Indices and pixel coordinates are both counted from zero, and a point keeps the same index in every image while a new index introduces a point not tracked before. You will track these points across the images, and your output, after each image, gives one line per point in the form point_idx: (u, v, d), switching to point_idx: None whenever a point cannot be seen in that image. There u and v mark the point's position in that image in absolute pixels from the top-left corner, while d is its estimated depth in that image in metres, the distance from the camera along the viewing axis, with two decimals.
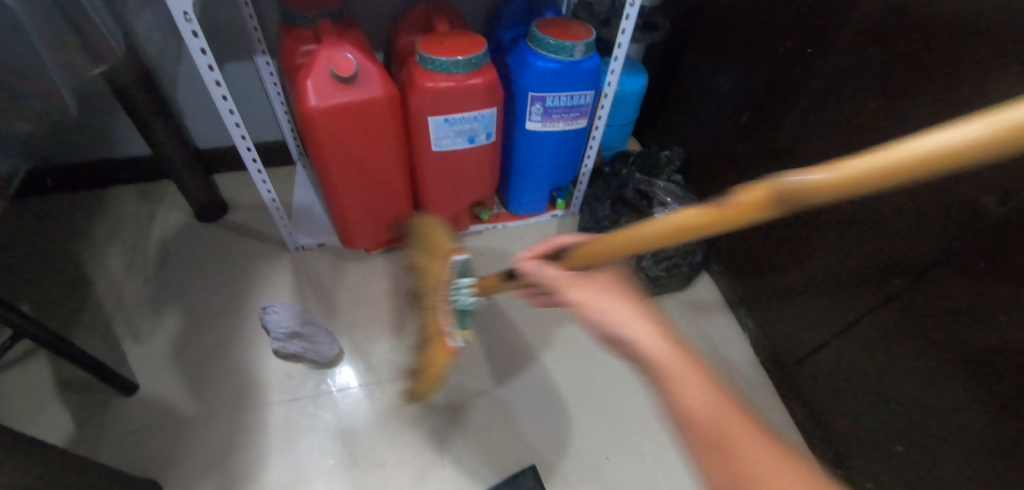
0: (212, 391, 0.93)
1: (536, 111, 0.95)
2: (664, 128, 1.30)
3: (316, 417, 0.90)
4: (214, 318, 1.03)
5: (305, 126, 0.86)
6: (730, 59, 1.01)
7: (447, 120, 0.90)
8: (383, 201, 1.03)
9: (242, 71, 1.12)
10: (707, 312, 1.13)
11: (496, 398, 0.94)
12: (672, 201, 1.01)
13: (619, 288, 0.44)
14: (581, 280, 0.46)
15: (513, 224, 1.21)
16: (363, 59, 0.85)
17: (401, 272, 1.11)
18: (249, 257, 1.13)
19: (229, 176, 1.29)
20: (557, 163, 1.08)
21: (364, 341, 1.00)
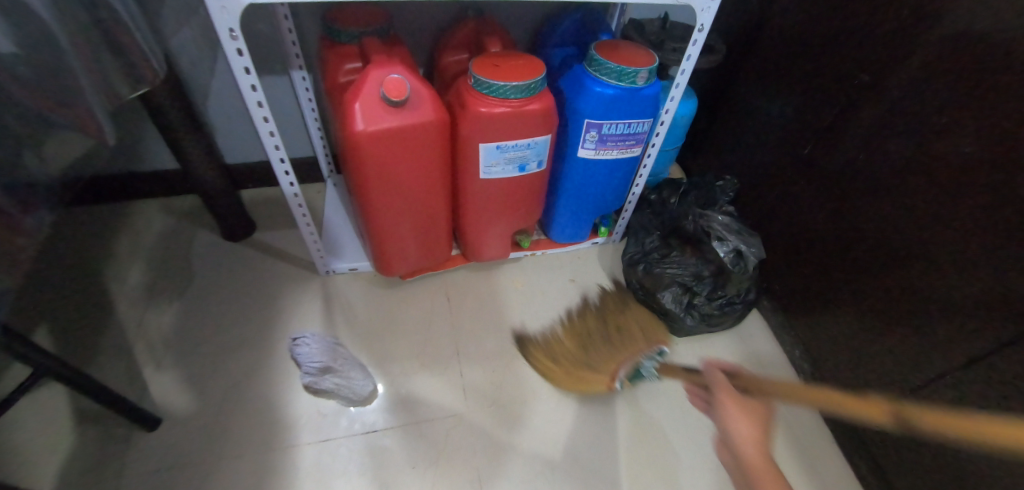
0: (238, 427, 0.88)
1: (591, 139, 0.90)
2: (711, 154, 1.25)
3: (349, 461, 0.84)
4: (241, 347, 0.97)
5: (349, 151, 0.81)
6: (794, 88, 0.95)
7: (498, 147, 0.85)
8: (423, 228, 0.97)
9: (276, 85, 1.07)
10: (760, 352, 1.06)
11: (541, 444, 0.87)
12: (732, 236, 0.94)
13: (750, 419, 0.51)
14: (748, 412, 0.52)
15: (553, 251, 1.15)
16: (413, 82, 0.80)
17: (437, 300, 1.06)
18: (277, 280, 1.08)
19: (257, 192, 1.25)
20: (607, 192, 1.02)
21: (399, 377, 0.94)
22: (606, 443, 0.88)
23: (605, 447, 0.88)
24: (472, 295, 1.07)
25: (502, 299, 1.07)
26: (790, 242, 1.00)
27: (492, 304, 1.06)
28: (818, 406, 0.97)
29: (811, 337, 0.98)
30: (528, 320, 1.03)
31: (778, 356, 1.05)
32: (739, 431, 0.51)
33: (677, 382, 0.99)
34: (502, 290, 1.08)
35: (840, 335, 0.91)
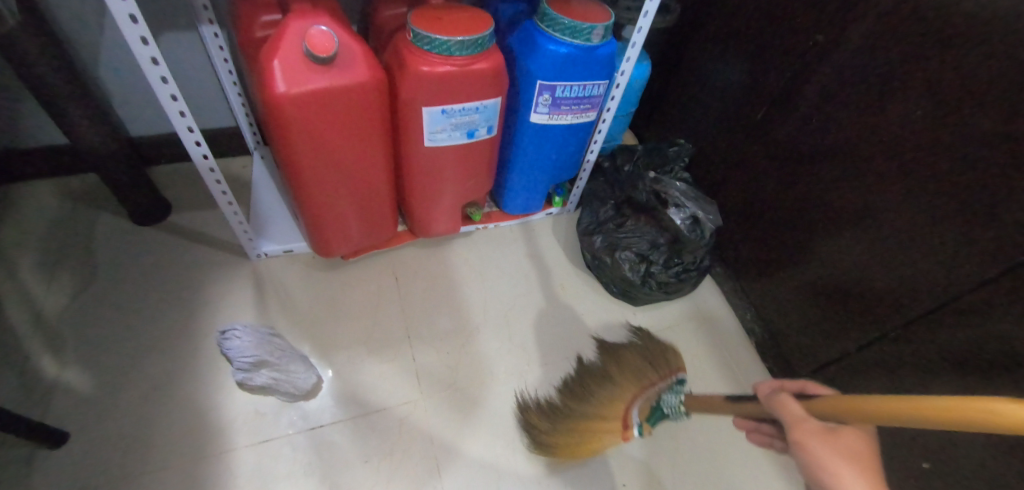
0: (161, 436, 0.78)
1: (544, 102, 0.84)
2: (664, 120, 1.22)
3: (293, 460, 0.77)
4: (161, 345, 0.86)
5: (270, 117, 0.71)
6: (749, 50, 0.93)
7: (443, 111, 0.77)
8: (363, 203, 0.88)
9: (183, 43, 0.93)
10: (713, 317, 1.06)
11: (500, 425, 0.84)
12: (688, 202, 0.92)
13: (853, 463, 0.42)
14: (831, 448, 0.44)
15: (506, 224, 1.10)
16: (343, 35, 0.70)
17: (385, 280, 0.98)
18: (199, 267, 0.96)
19: (170, 168, 1.10)
20: (561, 160, 0.97)
21: (346, 366, 0.87)
22: None
23: None
24: (422, 273, 1.00)
25: (454, 276, 1.00)
26: (743, 206, 1.00)
27: (444, 282, 0.99)
28: (768, 367, 1.00)
29: (764, 301, 0.99)
30: (483, 297, 0.98)
31: (729, 319, 1.07)
32: (850, 476, 0.41)
33: None
34: (453, 267, 1.02)
35: (789, 294, 0.93)
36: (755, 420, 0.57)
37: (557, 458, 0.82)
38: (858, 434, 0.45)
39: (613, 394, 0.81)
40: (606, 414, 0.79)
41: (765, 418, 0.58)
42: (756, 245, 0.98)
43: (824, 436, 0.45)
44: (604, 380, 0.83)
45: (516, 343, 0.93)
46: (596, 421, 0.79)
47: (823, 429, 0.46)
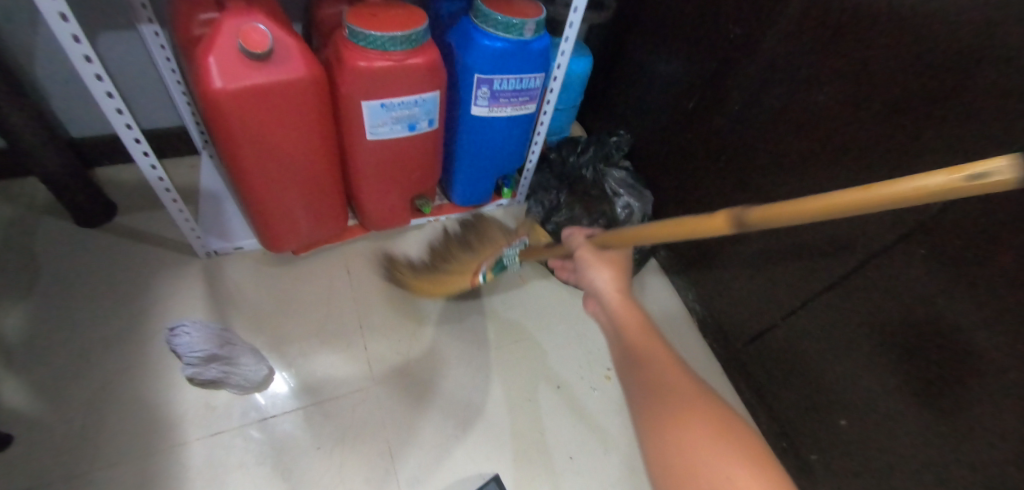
0: (110, 434, 0.78)
1: (483, 95, 0.87)
2: (608, 113, 1.28)
3: (246, 451, 0.78)
4: (108, 344, 0.86)
5: (208, 113, 0.72)
6: (678, 43, 0.99)
7: (384, 105, 0.80)
8: (311, 197, 0.90)
9: (123, 43, 0.92)
10: (658, 298, 1.12)
11: (452, 407, 0.87)
12: (625, 191, 1.01)
13: (613, 274, 0.57)
14: (603, 263, 0.58)
15: (458, 216, 1.13)
16: (278, 32, 0.72)
17: (337, 274, 1.00)
18: (148, 267, 0.96)
19: (115, 171, 1.09)
20: (506, 151, 1.00)
21: (298, 357, 0.89)
22: (517, 398, 0.90)
23: (515, 403, 0.89)
24: (375, 266, 1.02)
25: (407, 267, 1.03)
26: (679, 192, 1.06)
27: (398, 274, 1.02)
28: (708, 342, 1.06)
29: (702, 279, 1.05)
30: (434, 286, 1.01)
31: (672, 299, 1.13)
32: (605, 283, 0.56)
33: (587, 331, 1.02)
34: (405, 258, 1.04)
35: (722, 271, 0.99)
36: (641, 333, 0.47)
37: (507, 435, 0.86)
38: (618, 255, 0.60)
39: (469, 258, 0.89)
40: (458, 270, 0.89)
41: (642, 319, 0.50)
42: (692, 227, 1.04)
43: (598, 258, 0.59)
44: (469, 247, 0.89)
45: (466, 329, 0.96)
46: (453, 278, 0.89)
47: (603, 257, 0.59)
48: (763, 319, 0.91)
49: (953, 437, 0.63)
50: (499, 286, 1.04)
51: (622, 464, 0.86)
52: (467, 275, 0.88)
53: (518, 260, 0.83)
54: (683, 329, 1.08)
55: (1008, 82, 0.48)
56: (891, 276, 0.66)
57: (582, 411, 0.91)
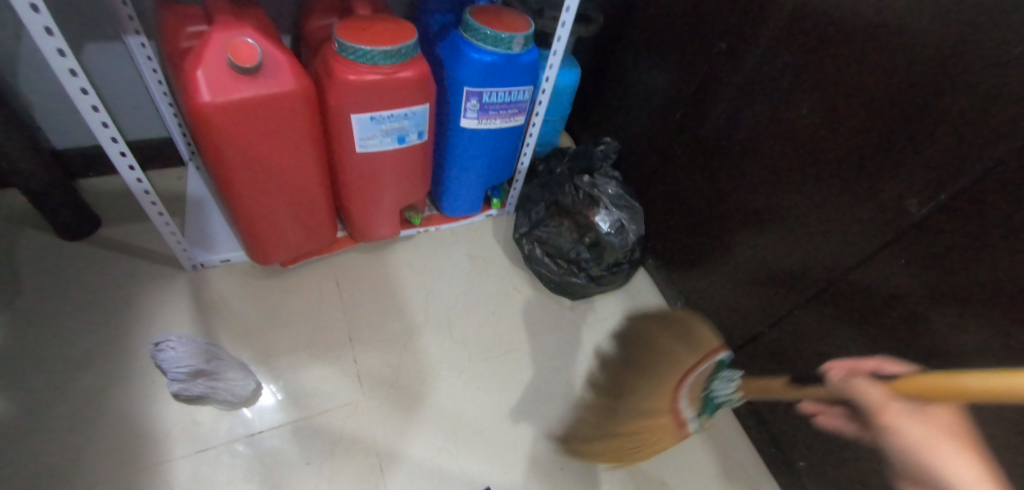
0: (91, 452, 0.76)
1: (472, 108, 0.88)
2: (596, 124, 1.29)
3: (232, 468, 0.77)
4: (91, 360, 0.84)
5: (196, 126, 0.71)
6: (665, 56, 1.00)
7: (372, 118, 0.80)
8: (299, 209, 0.90)
9: (110, 54, 0.92)
10: (647, 307, 1.13)
11: (442, 420, 0.86)
12: (610, 204, 1.01)
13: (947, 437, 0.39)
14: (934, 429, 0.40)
15: (447, 226, 1.13)
16: (268, 45, 0.72)
17: (326, 286, 0.99)
18: (132, 280, 0.94)
19: (99, 182, 1.07)
20: (495, 163, 1.01)
21: (286, 371, 0.88)
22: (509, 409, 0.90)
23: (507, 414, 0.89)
24: (364, 277, 1.02)
25: (397, 279, 1.03)
26: (666, 202, 1.07)
27: (387, 286, 1.01)
28: None
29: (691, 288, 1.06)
30: (425, 297, 1.01)
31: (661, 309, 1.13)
32: (918, 433, 0.40)
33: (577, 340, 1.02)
34: (395, 269, 1.04)
35: (710, 280, 1.00)
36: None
37: (498, 447, 0.85)
38: (947, 414, 0.41)
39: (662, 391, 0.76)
40: (648, 409, 0.75)
41: None
42: (680, 237, 1.06)
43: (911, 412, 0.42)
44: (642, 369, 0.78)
45: (457, 340, 0.96)
46: (645, 418, 0.75)
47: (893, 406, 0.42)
48: (750, 328, 0.92)
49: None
50: (489, 296, 1.04)
51: (613, 476, 0.86)
52: (660, 413, 0.75)
53: (736, 399, 0.75)
54: None
55: (979, 100, 0.50)
56: (872, 286, 0.67)
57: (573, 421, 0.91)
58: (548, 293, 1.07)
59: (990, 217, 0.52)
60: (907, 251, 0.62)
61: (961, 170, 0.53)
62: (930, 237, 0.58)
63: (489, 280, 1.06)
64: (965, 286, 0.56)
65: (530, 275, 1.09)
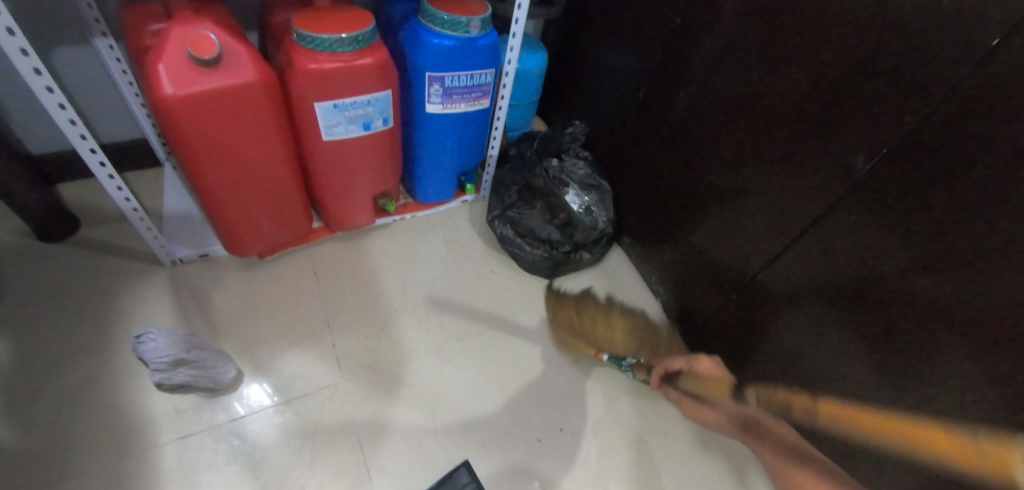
0: (78, 443, 0.78)
1: (435, 93, 0.90)
2: (566, 107, 1.31)
3: (216, 452, 0.79)
4: (74, 356, 0.86)
5: (161, 120, 0.73)
6: (627, 35, 1.02)
7: (336, 106, 0.82)
8: (271, 200, 0.92)
9: (79, 58, 0.93)
10: (623, 283, 1.14)
11: (421, 398, 0.88)
12: (578, 185, 1.00)
13: None
14: None
15: (423, 213, 1.15)
16: (227, 38, 0.73)
17: (304, 276, 1.01)
18: (113, 278, 0.96)
19: (78, 185, 1.09)
20: (464, 147, 1.03)
21: (266, 358, 0.90)
22: (485, 385, 0.92)
23: (484, 390, 0.91)
24: (341, 266, 1.04)
25: (374, 266, 1.05)
26: (634, 178, 1.09)
27: (364, 273, 1.03)
28: (672, 324, 1.08)
29: (664, 263, 1.08)
30: (402, 282, 1.03)
31: (637, 284, 1.15)
32: None
33: (552, 317, 1.04)
34: (372, 256, 1.06)
35: (679, 252, 1.03)
36: None
37: (476, 422, 0.88)
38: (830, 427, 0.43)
39: None
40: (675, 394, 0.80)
41: None
42: (650, 212, 1.08)
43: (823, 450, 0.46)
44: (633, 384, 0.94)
45: (434, 322, 0.98)
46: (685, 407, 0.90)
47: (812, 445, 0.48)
48: (719, 295, 0.95)
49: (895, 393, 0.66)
50: (466, 278, 1.06)
51: (590, 444, 0.89)
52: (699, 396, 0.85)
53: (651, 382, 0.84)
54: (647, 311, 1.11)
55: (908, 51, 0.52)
56: (825, 243, 0.69)
57: (550, 393, 0.93)
58: (524, 273, 1.09)
59: (928, 164, 0.54)
60: (853, 205, 0.64)
61: (899, 122, 0.55)
62: (873, 190, 0.60)
63: (465, 263, 1.08)
64: (905, 235, 0.58)
65: (506, 257, 1.11)
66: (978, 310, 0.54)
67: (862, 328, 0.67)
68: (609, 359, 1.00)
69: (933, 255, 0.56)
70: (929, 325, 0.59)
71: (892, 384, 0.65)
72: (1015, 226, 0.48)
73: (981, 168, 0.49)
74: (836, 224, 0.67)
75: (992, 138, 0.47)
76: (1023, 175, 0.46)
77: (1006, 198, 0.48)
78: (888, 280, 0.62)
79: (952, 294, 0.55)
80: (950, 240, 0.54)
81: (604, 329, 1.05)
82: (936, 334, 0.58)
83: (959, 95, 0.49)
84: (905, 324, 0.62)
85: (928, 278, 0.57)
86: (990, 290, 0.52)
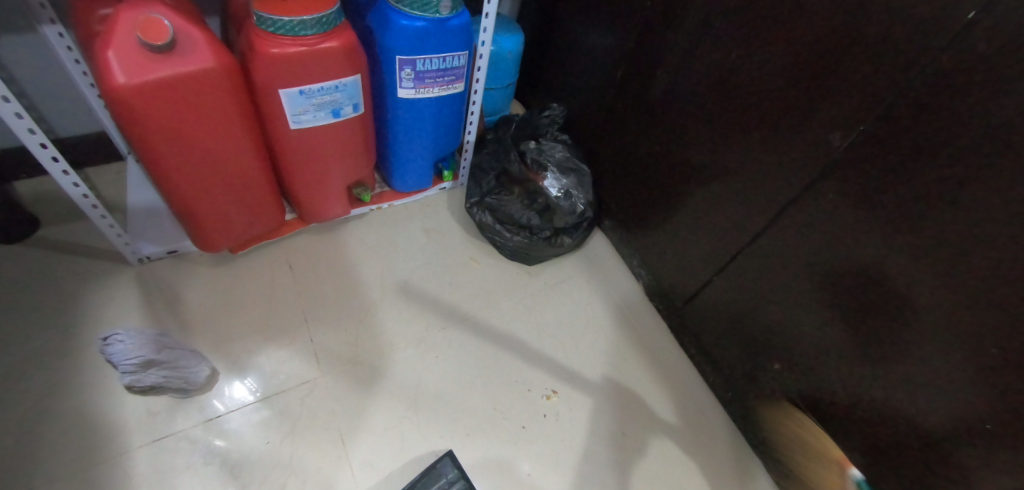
0: (47, 452, 0.76)
1: (407, 77, 0.87)
2: (545, 90, 1.29)
3: (193, 453, 0.77)
4: (37, 362, 0.83)
5: (114, 111, 0.69)
6: (603, 14, 0.99)
7: (302, 92, 0.79)
8: (240, 193, 0.88)
9: (25, 47, 0.88)
10: (605, 268, 1.14)
11: (403, 390, 0.87)
12: (557, 170, 0.98)
13: None
14: None
15: (400, 202, 1.13)
16: (181, 22, 0.69)
17: (279, 270, 0.98)
18: (76, 279, 0.92)
19: (34, 183, 1.04)
20: (440, 133, 1.00)
21: (242, 356, 0.87)
22: (469, 375, 0.91)
23: (468, 380, 0.91)
24: (317, 258, 1.01)
25: (352, 258, 1.02)
26: (614, 161, 1.08)
27: (341, 265, 1.01)
28: (655, 306, 1.08)
29: (645, 245, 1.07)
30: (381, 274, 1.01)
31: (619, 267, 1.15)
32: None
33: (536, 304, 1.03)
34: (349, 248, 1.04)
35: (660, 234, 1.02)
36: None
37: (459, 412, 0.87)
38: None
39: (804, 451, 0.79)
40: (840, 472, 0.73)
41: None
42: (630, 194, 1.07)
43: None
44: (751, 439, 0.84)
45: (415, 313, 0.97)
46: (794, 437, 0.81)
47: None
48: (700, 276, 0.95)
49: (871, 368, 0.66)
50: (447, 267, 1.04)
51: (575, 429, 0.89)
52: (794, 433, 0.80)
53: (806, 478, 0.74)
54: (630, 294, 1.11)
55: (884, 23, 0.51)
56: (802, 221, 0.69)
57: (534, 380, 0.93)
58: (505, 260, 1.08)
59: (902, 139, 0.53)
60: (828, 181, 0.63)
61: (873, 96, 0.55)
62: (848, 165, 0.60)
63: (445, 251, 1.07)
64: (880, 211, 0.58)
65: (487, 244, 1.09)
66: (950, 284, 0.54)
67: (838, 304, 0.68)
68: (592, 344, 1.00)
69: (907, 229, 0.56)
70: (902, 299, 0.59)
71: (868, 358, 0.66)
72: (985, 199, 0.48)
73: (954, 141, 0.49)
74: (813, 201, 0.67)
75: (964, 111, 0.47)
76: (995, 147, 0.46)
77: (979, 171, 0.48)
78: (864, 256, 0.62)
79: (925, 268, 0.55)
80: (923, 214, 0.54)
81: (587, 314, 1.04)
82: (909, 308, 0.59)
83: (933, 67, 0.48)
84: (880, 299, 0.62)
85: (903, 252, 0.57)
86: (962, 262, 0.52)
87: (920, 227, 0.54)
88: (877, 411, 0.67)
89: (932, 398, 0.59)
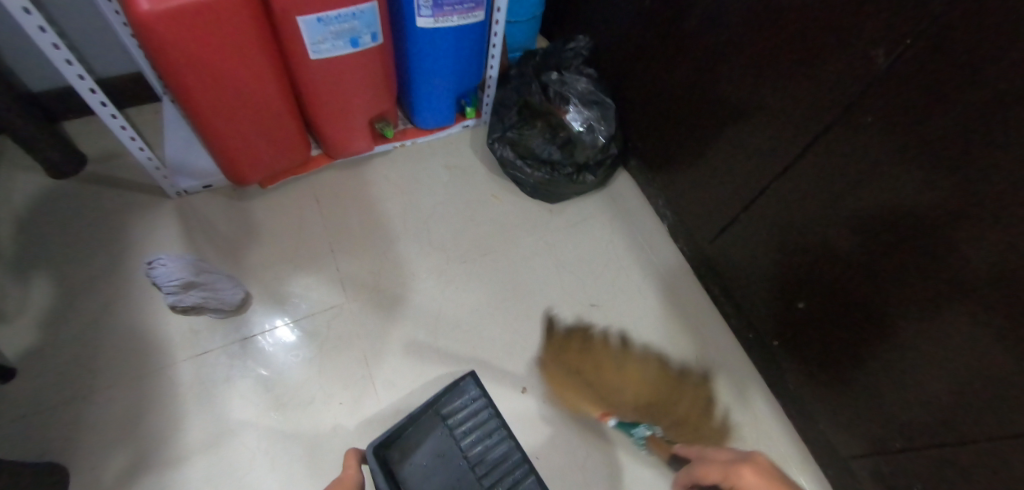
0: (103, 361, 0.83)
1: (425, 4, 0.82)
2: (570, 24, 1.22)
3: (229, 367, 0.84)
4: (95, 281, 0.91)
5: (142, 38, 0.68)
6: None
7: (320, 20, 0.77)
8: (266, 125, 0.91)
9: None
10: (629, 209, 1.12)
11: (422, 318, 0.91)
12: (579, 104, 0.96)
13: None
14: None
15: (423, 139, 1.14)
16: None
17: (306, 204, 1.02)
18: (120, 211, 0.99)
19: (81, 121, 1.10)
20: (460, 66, 0.98)
21: (272, 282, 0.92)
22: (487, 308, 0.93)
23: (486, 314, 0.93)
24: (343, 192, 1.04)
25: (375, 193, 1.05)
26: (638, 96, 1.03)
27: (365, 200, 1.03)
28: (679, 247, 1.07)
29: (669, 184, 1.05)
30: (402, 207, 1.03)
31: (643, 208, 1.13)
32: None
33: (556, 241, 1.03)
34: (372, 184, 1.06)
35: (684, 174, 0.99)
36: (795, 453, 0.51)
37: (477, 340, 0.90)
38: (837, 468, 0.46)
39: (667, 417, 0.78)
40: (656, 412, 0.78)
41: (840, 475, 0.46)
42: (655, 133, 1.03)
43: None
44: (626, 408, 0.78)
45: (437, 247, 0.99)
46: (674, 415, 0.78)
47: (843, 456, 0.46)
48: (724, 215, 0.92)
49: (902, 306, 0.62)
50: (468, 207, 1.05)
51: (593, 365, 0.91)
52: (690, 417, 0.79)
53: None
54: (653, 235, 1.09)
55: None
56: (836, 147, 0.64)
57: (551, 313, 0.95)
58: (526, 199, 1.08)
59: (958, 55, 0.46)
60: (873, 104, 0.57)
61: (925, 4, 0.47)
62: (894, 85, 0.53)
63: (467, 189, 1.07)
64: (928, 135, 0.52)
65: (508, 184, 1.09)
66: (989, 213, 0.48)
67: (865, 235, 0.64)
68: (611, 281, 1.01)
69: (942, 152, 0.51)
70: (938, 231, 0.54)
71: (895, 294, 0.63)
72: None
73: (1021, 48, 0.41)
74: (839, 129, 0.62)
75: None
76: None
77: None
78: (894, 186, 0.58)
79: (962, 200, 0.51)
80: (979, 142, 0.47)
81: (607, 254, 1.04)
82: (943, 241, 0.54)
83: None
84: (917, 237, 0.57)
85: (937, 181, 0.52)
86: (1000, 195, 0.47)
87: (961, 151, 0.49)
88: (896, 348, 0.65)
89: (948, 340, 0.58)
